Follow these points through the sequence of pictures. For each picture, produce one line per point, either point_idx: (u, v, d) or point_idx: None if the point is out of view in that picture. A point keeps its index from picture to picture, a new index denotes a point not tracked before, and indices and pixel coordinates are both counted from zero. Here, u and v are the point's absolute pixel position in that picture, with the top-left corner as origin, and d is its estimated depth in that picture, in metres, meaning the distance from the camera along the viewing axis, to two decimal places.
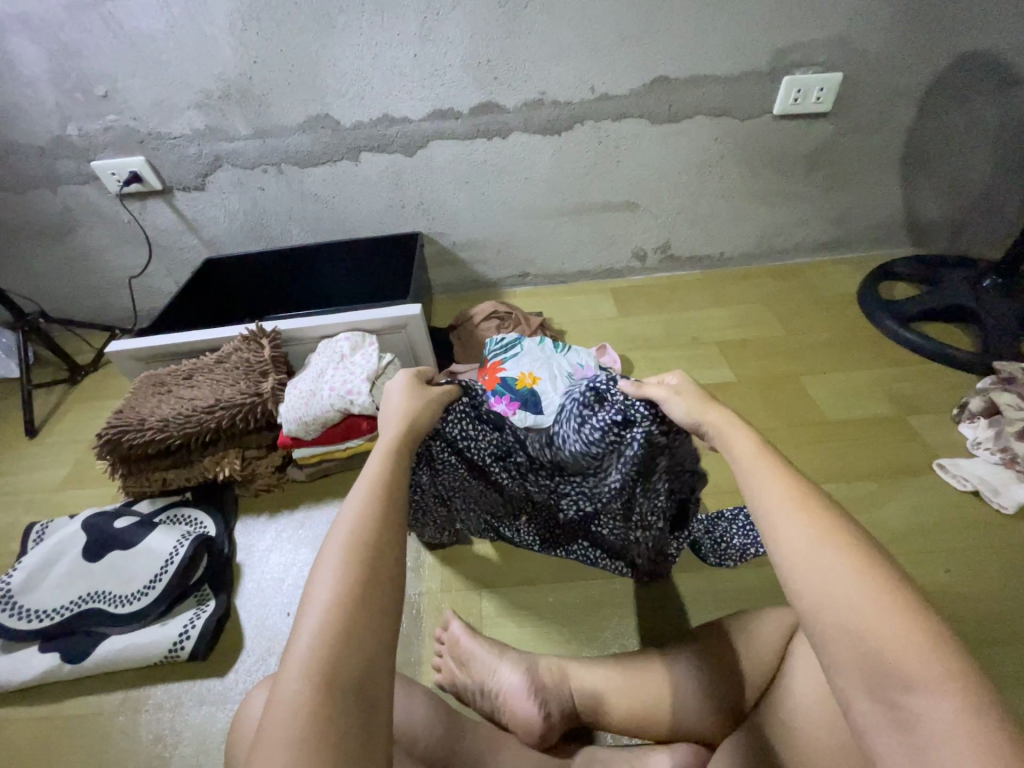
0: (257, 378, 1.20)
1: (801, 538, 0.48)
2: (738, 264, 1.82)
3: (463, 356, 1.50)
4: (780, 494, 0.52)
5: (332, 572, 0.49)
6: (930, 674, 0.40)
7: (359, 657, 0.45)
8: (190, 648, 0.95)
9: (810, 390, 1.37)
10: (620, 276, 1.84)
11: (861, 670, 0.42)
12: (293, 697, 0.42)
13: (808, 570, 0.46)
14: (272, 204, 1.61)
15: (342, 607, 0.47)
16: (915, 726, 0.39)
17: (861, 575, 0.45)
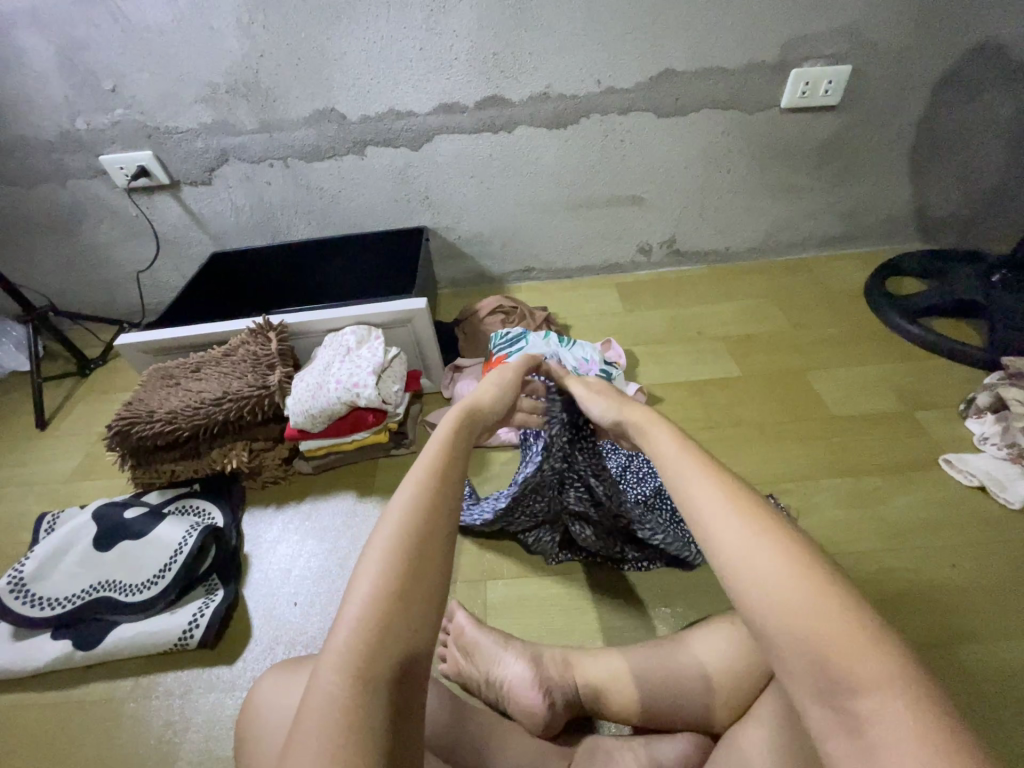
0: (265, 371, 1.22)
1: (740, 543, 0.50)
2: (745, 259, 1.81)
3: (468, 350, 1.51)
4: (718, 500, 0.54)
5: (376, 564, 0.50)
6: (876, 675, 0.41)
7: (394, 654, 0.46)
8: (199, 636, 0.97)
9: (815, 385, 1.37)
10: (625, 270, 1.83)
11: (808, 674, 0.43)
12: (329, 689, 0.43)
13: (751, 573, 0.48)
14: (279, 199, 1.62)
15: (382, 602, 0.47)
16: (869, 728, 0.39)
17: (797, 575, 0.46)
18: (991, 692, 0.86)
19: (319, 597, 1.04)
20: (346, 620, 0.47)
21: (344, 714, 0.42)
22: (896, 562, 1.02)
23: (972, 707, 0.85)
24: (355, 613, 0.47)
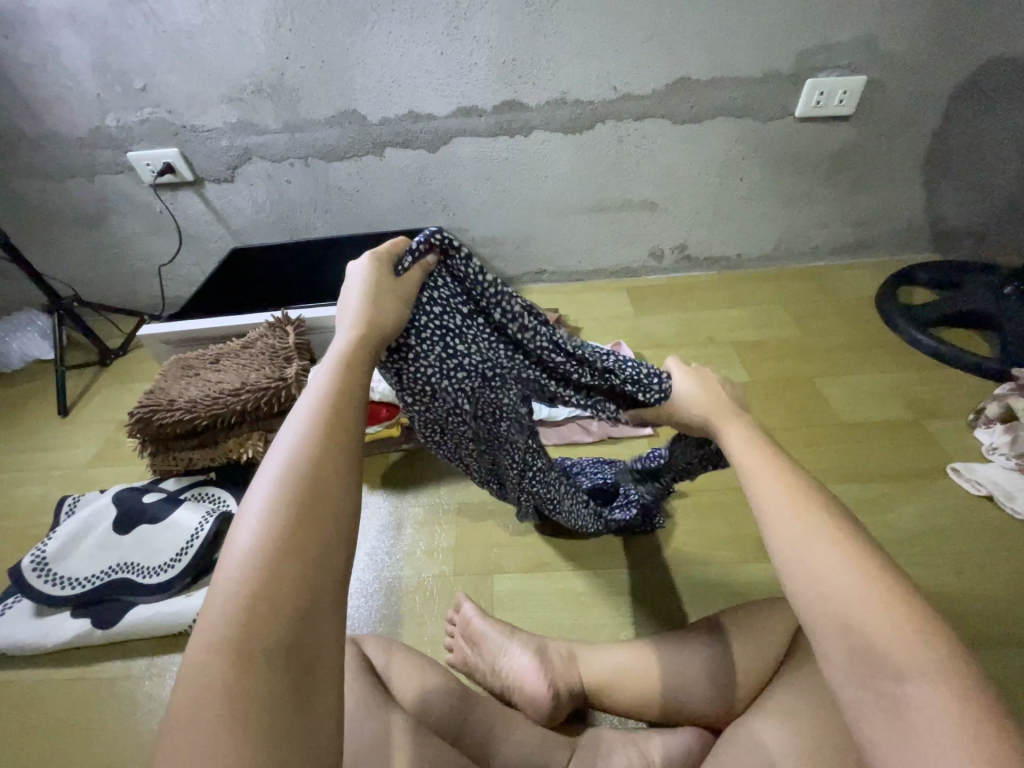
0: (282, 363, 1.24)
1: (796, 530, 0.51)
2: (756, 265, 1.82)
3: None
4: (768, 487, 0.56)
5: (253, 523, 0.45)
6: (912, 660, 0.43)
7: (286, 604, 0.42)
8: None
9: (824, 392, 1.38)
10: (636, 274, 1.85)
11: (850, 660, 0.45)
12: (207, 671, 0.39)
13: (802, 560, 0.49)
14: (299, 197, 1.66)
15: (258, 565, 0.42)
16: (903, 713, 0.42)
17: (848, 563, 0.48)
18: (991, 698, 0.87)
19: None
20: (219, 590, 0.42)
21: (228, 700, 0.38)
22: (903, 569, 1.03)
23: None
24: (229, 583, 0.42)
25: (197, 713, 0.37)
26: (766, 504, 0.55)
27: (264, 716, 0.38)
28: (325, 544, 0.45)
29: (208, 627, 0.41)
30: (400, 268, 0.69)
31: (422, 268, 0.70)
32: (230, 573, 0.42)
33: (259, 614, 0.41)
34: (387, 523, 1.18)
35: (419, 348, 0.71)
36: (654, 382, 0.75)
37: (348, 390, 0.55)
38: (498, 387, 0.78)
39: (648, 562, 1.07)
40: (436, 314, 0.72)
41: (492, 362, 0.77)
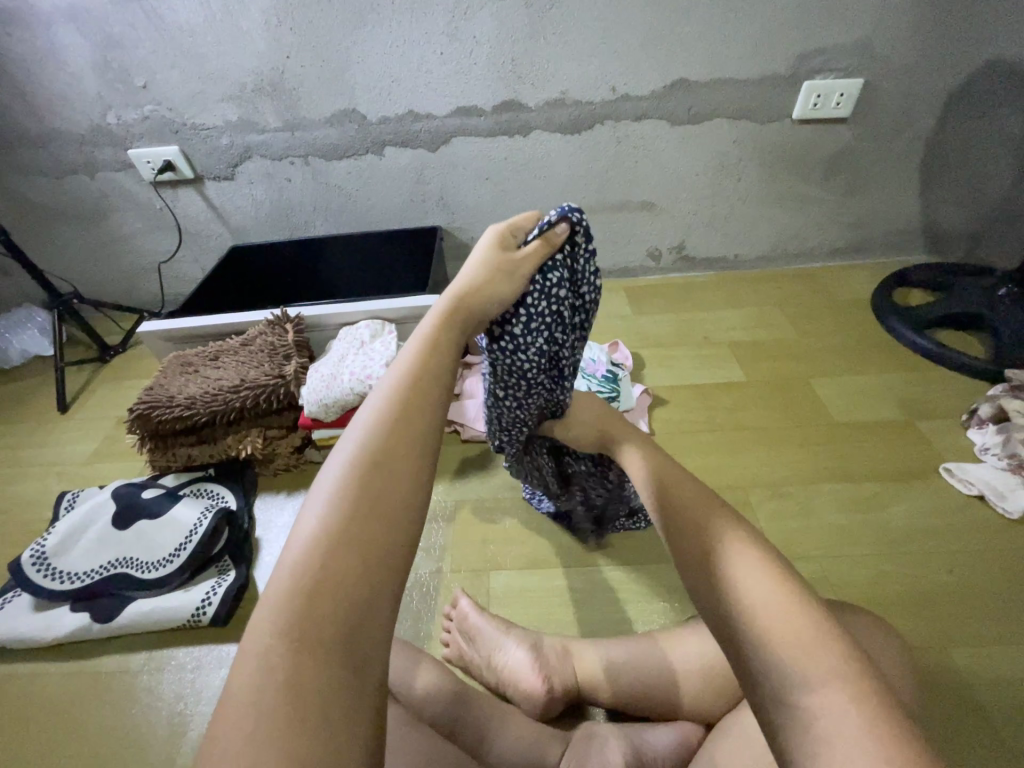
0: (281, 360, 1.25)
1: (728, 567, 0.56)
2: (753, 266, 1.83)
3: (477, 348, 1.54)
4: (710, 519, 0.62)
5: (322, 506, 0.47)
6: (824, 673, 0.45)
7: (351, 586, 0.43)
8: (211, 613, 1.00)
9: (819, 392, 1.39)
10: (634, 275, 1.86)
11: (771, 672, 0.47)
12: (264, 651, 0.40)
13: (733, 593, 0.54)
14: (298, 195, 1.66)
15: (322, 548, 0.44)
16: (814, 722, 0.43)
17: (774, 595, 0.52)
18: (980, 696, 0.88)
19: None
20: (290, 558, 0.45)
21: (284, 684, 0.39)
22: (893, 568, 1.04)
23: (959, 714, 0.86)
24: (298, 555, 0.44)
25: (257, 695, 0.38)
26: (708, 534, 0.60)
27: (319, 706, 0.38)
28: (393, 532, 0.47)
29: (270, 603, 0.42)
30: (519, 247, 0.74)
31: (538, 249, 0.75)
32: (295, 552, 0.45)
33: (319, 598, 0.42)
34: None
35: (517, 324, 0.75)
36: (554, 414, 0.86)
37: (425, 382, 0.57)
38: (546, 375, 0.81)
39: (643, 558, 1.08)
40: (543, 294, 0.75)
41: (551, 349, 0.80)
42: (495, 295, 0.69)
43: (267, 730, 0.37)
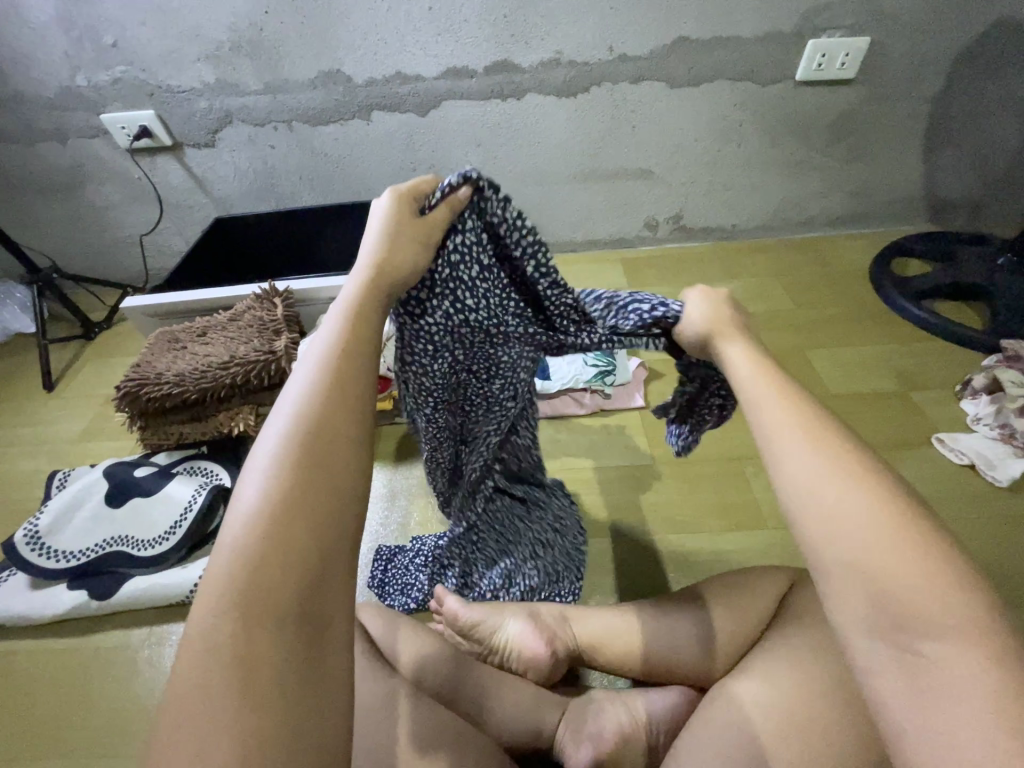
0: (270, 335, 1.21)
1: (812, 470, 0.44)
2: (751, 236, 1.80)
3: None
4: (779, 413, 0.49)
5: (256, 491, 0.44)
6: (950, 623, 0.36)
7: (294, 568, 0.42)
8: None
9: (815, 364, 1.38)
10: (630, 245, 1.82)
11: (868, 609, 0.38)
12: (206, 635, 0.39)
13: (822, 508, 0.42)
14: (283, 164, 1.60)
15: (260, 532, 0.42)
16: (924, 671, 0.36)
17: (880, 512, 0.40)
18: None
19: None
20: (226, 547, 0.42)
21: (227, 660, 0.38)
22: None
23: None
24: (234, 539, 0.42)
25: (196, 671, 0.38)
26: (777, 437, 0.47)
27: (271, 677, 0.39)
28: (334, 508, 0.45)
29: (213, 589, 0.41)
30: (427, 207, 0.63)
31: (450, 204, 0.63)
32: (232, 539, 0.42)
33: (263, 576, 0.41)
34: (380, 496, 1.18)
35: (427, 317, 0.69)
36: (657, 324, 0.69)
37: (348, 355, 0.52)
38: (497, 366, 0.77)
39: (636, 531, 1.10)
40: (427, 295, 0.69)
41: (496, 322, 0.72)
42: (414, 258, 0.61)
43: (212, 703, 0.37)
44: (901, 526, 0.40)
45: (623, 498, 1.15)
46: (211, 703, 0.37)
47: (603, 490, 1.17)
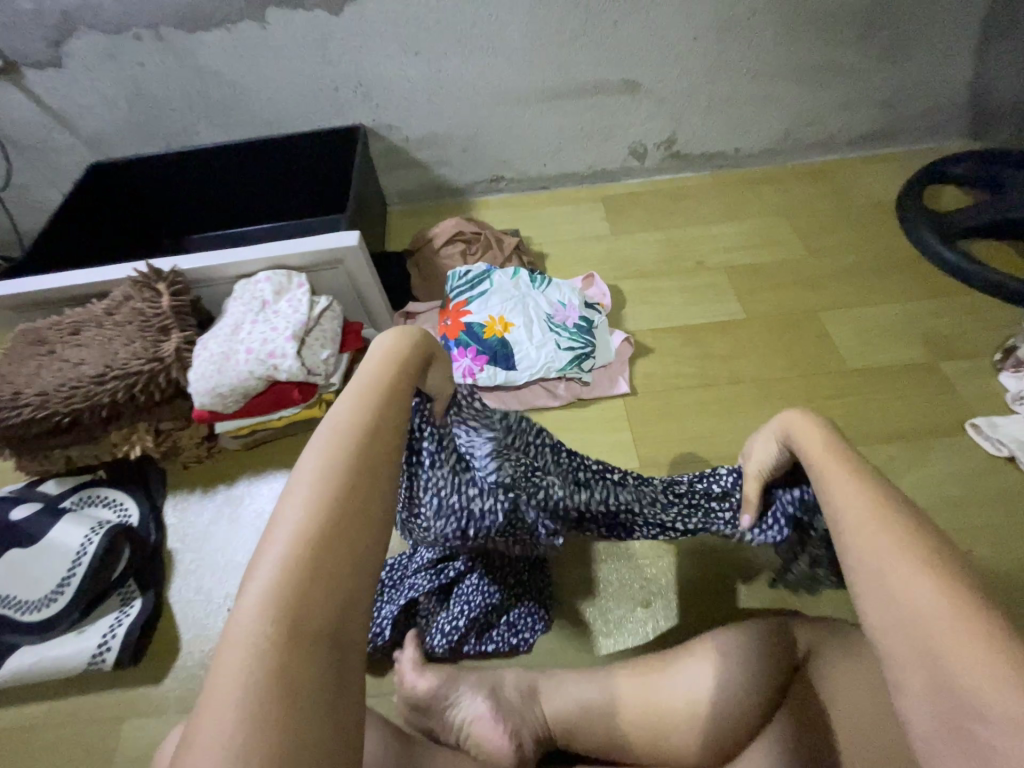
0: (156, 336, 0.94)
1: (863, 537, 0.44)
2: (757, 162, 1.49)
3: (422, 289, 1.27)
4: (841, 484, 0.49)
5: (299, 504, 0.39)
6: (1004, 699, 0.33)
7: (342, 582, 0.37)
8: (113, 657, 0.86)
9: (831, 329, 1.17)
10: (612, 179, 1.51)
11: (917, 673, 0.37)
12: (243, 653, 0.33)
13: (867, 574, 0.42)
14: (161, 87, 1.23)
15: (307, 551, 0.37)
16: (981, 748, 0.34)
17: (919, 576, 0.40)
18: None
19: None
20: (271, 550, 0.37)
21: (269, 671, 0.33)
22: None
23: None
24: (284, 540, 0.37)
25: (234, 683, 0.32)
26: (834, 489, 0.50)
27: (307, 703, 0.33)
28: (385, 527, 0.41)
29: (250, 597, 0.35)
30: None
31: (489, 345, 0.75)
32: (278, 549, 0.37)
33: (308, 594, 0.36)
34: None
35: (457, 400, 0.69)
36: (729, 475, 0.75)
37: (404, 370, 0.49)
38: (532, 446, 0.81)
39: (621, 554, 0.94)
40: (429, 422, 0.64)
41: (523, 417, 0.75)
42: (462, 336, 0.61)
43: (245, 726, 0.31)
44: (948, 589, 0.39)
45: None
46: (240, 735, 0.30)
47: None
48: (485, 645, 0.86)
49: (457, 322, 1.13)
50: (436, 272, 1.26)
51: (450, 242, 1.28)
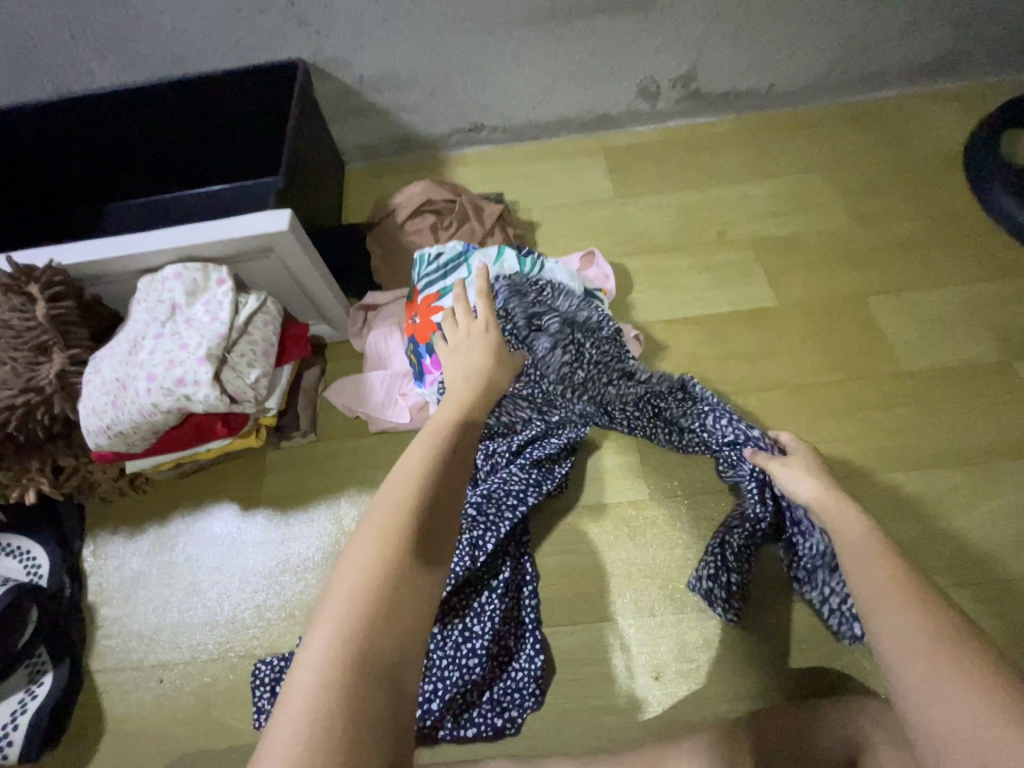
0: (32, 354, 0.74)
1: (901, 629, 0.43)
2: (793, 101, 1.22)
3: (383, 271, 1.03)
4: (873, 567, 0.48)
5: (368, 545, 0.42)
6: None
7: (397, 636, 0.39)
8: (17, 750, 0.72)
9: (882, 319, 0.97)
10: (616, 125, 1.24)
11: None
12: (313, 678, 0.36)
13: (909, 668, 0.41)
14: (26, 16, 0.91)
15: (367, 601, 0.39)
16: None
17: (958, 680, 0.39)
18: None
19: (196, 653, 0.81)
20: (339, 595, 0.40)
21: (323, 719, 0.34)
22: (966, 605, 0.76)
23: None
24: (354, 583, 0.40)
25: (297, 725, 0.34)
26: (852, 567, 0.50)
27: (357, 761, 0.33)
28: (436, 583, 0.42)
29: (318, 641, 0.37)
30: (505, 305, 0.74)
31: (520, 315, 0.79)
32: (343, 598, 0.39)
33: (371, 635, 0.38)
34: (268, 566, 0.85)
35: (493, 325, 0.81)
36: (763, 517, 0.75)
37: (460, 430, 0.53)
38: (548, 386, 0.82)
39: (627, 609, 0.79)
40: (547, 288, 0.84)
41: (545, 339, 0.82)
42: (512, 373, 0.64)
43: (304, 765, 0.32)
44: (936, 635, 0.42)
45: (606, 557, 0.82)
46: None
47: (577, 544, 0.84)
48: (463, 730, 0.72)
49: (426, 323, 0.87)
50: (402, 253, 1.03)
51: (416, 214, 1.05)
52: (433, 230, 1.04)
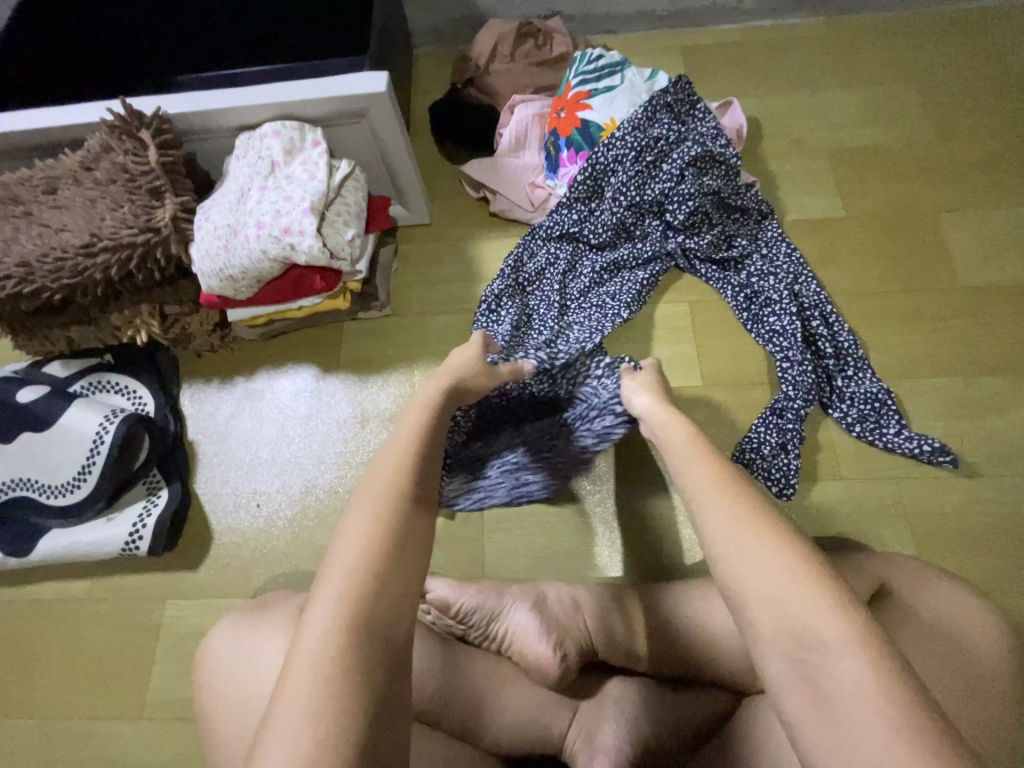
0: (147, 200, 0.80)
1: (725, 516, 0.45)
2: (885, 6, 1.16)
3: (489, 96, 1.10)
4: (698, 459, 0.51)
5: (362, 523, 0.46)
6: (836, 636, 0.38)
7: (387, 607, 0.43)
8: (146, 545, 0.85)
9: (946, 235, 0.97)
10: (697, 22, 1.19)
11: (779, 640, 0.40)
12: (317, 637, 0.41)
13: (727, 541, 0.44)
14: None
15: (364, 582, 0.43)
16: (825, 683, 0.38)
17: (769, 551, 0.43)
18: None
19: (286, 486, 0.91)
20: (335, 585, 0.43)
21: (327, 659, 0.40)
22: (989, 494, 0.82)
23: None
24: (353, 565, 0.44)
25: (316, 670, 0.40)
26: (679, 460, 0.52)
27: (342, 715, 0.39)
28: (411, 565, 0.46)
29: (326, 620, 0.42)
30: (646, 125, 0.94)
31: (655, 121, 0.94)
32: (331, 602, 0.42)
33: (371, 604, 0.42)
34: (347, 419, 0.95)
35: (630, 126, 0.93)
36: (845, 345, 0.88)
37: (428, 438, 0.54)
38: (666, 193, 0.93)
39: None
40: (685, 88, 0.96)
41: (675, 149, 0.93)
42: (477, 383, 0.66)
43: (317, 698, 0.39)
44: (793, 551, 0.43)
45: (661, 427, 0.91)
46: (307, 715, 0.38)
47: None
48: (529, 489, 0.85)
49: (571, 117, 0.98)
50: (505, 77, 1.08)
51: (518, 39, 1.09)
52: (536, 51, 1.09)
